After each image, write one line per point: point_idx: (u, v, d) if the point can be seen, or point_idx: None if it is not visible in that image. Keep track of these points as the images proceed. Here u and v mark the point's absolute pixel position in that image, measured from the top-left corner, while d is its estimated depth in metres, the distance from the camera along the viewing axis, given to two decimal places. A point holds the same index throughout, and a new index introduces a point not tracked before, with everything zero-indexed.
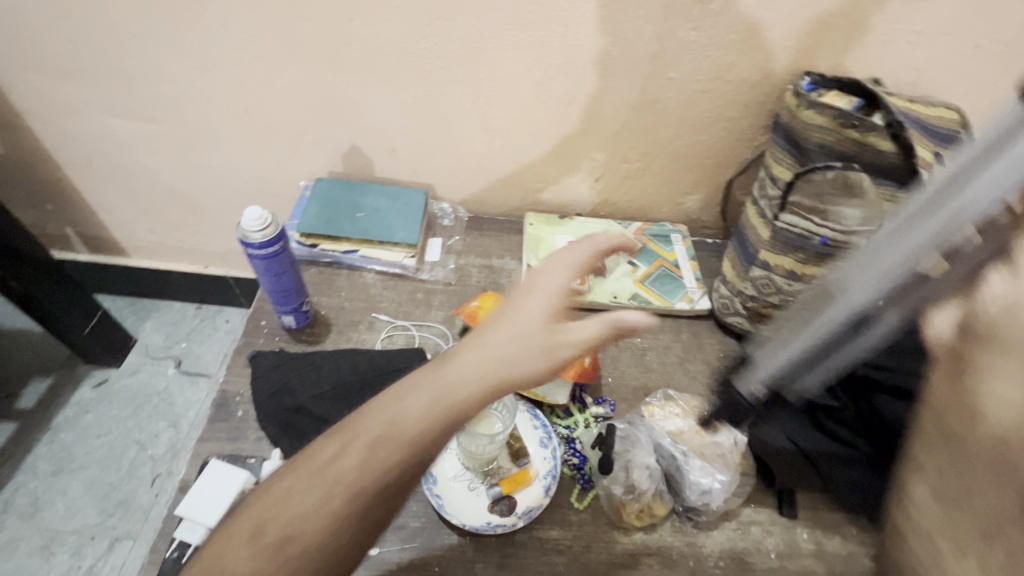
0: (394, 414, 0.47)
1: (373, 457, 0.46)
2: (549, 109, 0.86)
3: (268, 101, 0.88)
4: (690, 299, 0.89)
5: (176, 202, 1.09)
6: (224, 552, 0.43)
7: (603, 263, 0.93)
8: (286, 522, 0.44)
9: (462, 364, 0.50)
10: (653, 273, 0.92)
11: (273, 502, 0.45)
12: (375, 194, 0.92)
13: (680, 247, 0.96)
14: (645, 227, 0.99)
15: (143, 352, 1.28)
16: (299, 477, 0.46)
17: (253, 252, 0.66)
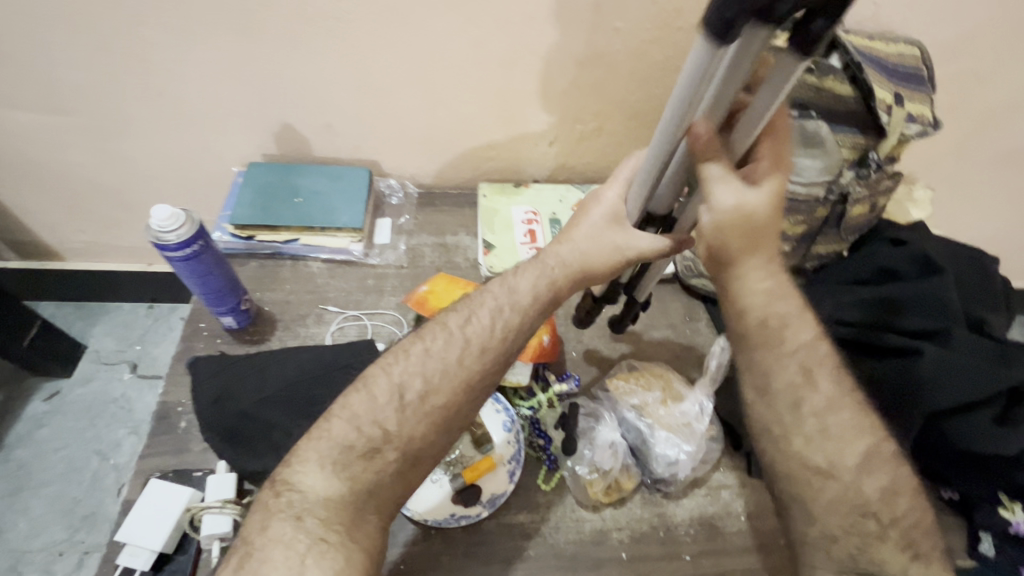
0: (443, 340, 0.57)
1: (433, 375, 0.55)
2: (491, 70, 0.79)
3: (183, 81, 0.80)
4: None
5: (104, 199, 1.01)
6: (301, 474, 0.49)
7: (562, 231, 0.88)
8: (367, 435, 0.51)
9: (493, 298, 0.60)
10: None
11: (345, 420, 0.52)
12: (313, 175, 0.86)
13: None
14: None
15: (94, 358, 1.21)
16: (371, 395, 0.53)
17: (171, 254, 0.60)
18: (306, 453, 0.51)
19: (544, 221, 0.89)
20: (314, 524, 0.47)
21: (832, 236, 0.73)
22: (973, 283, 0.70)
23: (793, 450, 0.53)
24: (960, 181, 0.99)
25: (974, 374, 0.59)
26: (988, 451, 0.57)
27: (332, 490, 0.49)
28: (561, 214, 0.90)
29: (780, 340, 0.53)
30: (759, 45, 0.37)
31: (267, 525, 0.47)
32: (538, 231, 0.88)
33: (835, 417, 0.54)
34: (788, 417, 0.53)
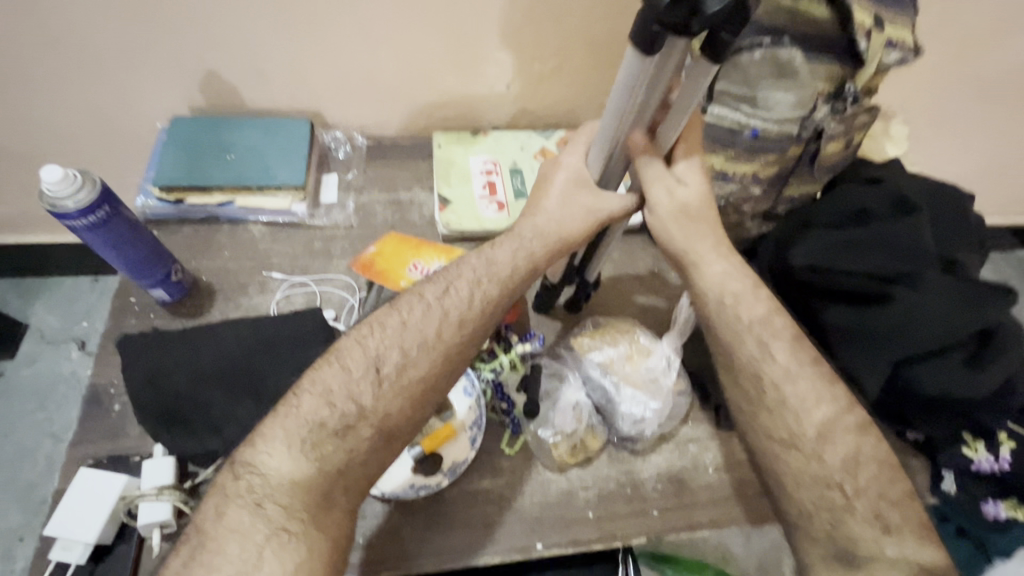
0: (419, 312, 0.53)
1: (408, 350, 0.52)
2: (436, 2, 0.71)
3: (83, 24, 0.70)
4: None
5: (19, 165, 0.91)
6: (264, 457, 0.46)
7: (524, 182, 0.82)
8: (339, 413, 0.48)
9: (473, 265, 0.56)
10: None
11: (314, 396, 0.49)
12: (247, 129, 0.78)
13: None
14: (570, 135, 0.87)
15: (38, 337, 1.14)
16: (343, 371, 0.50)
17: (73, 223, 0.53)
18: (272, 433, 0.47)
19: (504, 171, 0.83)
20: (274, 510, 0.44)
21: (806, 176, 0.70)
22: (948, 223, 0.67)
23: (758, 423, 0.55)
24: (938, 114, 0.95)
25: (942, 319, 0.58)
26: (948, 396, 0.57)
27: (297, 471, 0.46)
28: (523, 163, 0.84)
29: (735, 317, 0.57)
30: (675, 55, 0.41)
31: (223, 511, 0.44)
32: (498, 183, 0.81)
33: (794, 388, 0.55)
34: (751, 391, 0.56)
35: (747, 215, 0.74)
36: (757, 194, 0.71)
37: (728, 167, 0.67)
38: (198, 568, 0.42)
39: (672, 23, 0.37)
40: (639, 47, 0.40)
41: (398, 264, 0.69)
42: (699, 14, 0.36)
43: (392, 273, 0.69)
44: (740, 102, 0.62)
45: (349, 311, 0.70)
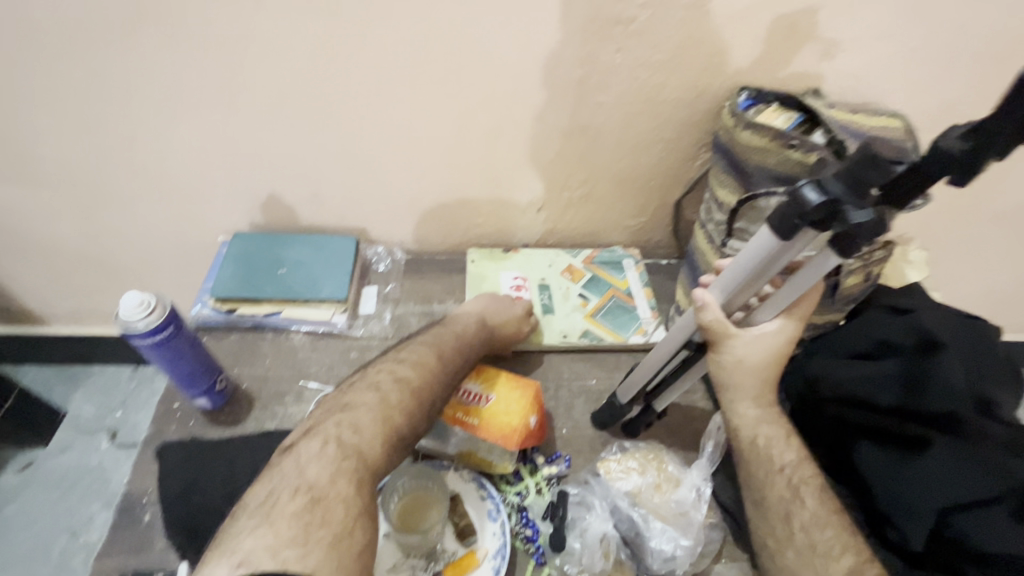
0: (448, 348, 0.69)
1: (444, 377, 0.65)
2: (477, 142, 0.80)
3: (170, 158, 0.80)
4: (645, 332, 0.84)
5: (91, 268, 0.99)
6: (365, 440, 0.55)
7: (551, 298, 0.87)
8: (409, 420, 0.59)
9: (472, 321, 0.75)
10: (605, 305, 0.87)
11: (397, 401, 0.59)
12: (299, 246, 0.85)
13: (633, 273, 0.91)
14: (595, 254, 0.94)
15: (73, 426, 1.17)
16: (414, 388, 0.62)
17: (141, 341, 0.58)
18: (368, 424, 0.56)
19: (533, 286, 0.88)
20: (368, 492, 0.52)
21: (828, 306, 0.73)
22: (981, 357, 0.65)
23: (786, 562, 0.57)
24: (955, 240, 0.97)
25: (985, 469, 0.57)
26: (1005, 552, 0.53)
27: (383, 454, 0.55)
28: (551, 279, 0.90)
29: (768, 460, 0.60)
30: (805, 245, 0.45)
31: (336, 480, 0.51)
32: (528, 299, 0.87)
33: (821, 533, 0.56)
34: (779, 528, 0.58)
35: None
36: None
37: None
38: (317, 518, 0.47)
39: (812, 221, 0.41)
40: (774, 231, 0.45)
41: None
42: (839, 219, 0.40)
43: None
44: None
45: None
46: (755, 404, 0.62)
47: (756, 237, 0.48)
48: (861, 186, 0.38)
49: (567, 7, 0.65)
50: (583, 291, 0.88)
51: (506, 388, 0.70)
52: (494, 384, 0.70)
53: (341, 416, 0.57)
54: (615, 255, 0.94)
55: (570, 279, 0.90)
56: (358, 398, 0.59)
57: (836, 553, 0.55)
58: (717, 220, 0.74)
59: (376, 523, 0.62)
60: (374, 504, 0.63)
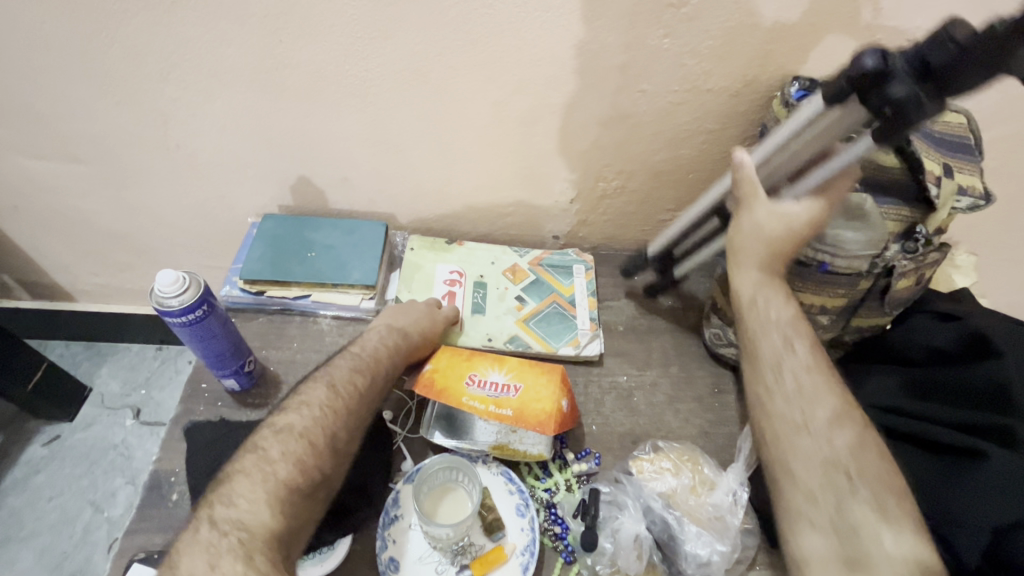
0: (344, 378, 0.62)
1: (345, 419, 0.59)
2: (514, 128, 0.77)
3: (203, 138, 0.79)
4: (577, 344, 0.79)
5: (120, 245, 0.99)
6: (247, 514, 0.50)
7: (485, 297, 0.83)
8: (306, 479, 0.54)
9: (380, 340, 0.68)
10: (542, 311, 0.82)
11: (283, 461, 0.54)
12: (329, 230, 0.84)
13: (580, 280, 0.86)
14: (544, 256, 0.89)
15: (98, 401, 1.19)
16: (306, 441, 0.56)
17: (173, 320, 0.58)
18: (252, 495, 0.51)
19: (469, 283, 0.84)
20: (263, 563, 0.48)
21: (876, 311, 0.69)
22: None
23: (772, 407, 0.61)
24: (1005, 245, 0.93)
25: None
26: None
27: (274, 523, 0.51)
28: (489, 277, 0.85)
29: (764, 316, 0.63)
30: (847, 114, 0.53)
31: (216, 565, 0.47)
32: (460, 296, 0.83)
33: (808, 379, 0.61)
34: (769, 376, 0.62)
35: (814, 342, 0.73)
36: (824, 323, 0.69)
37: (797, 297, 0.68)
38: None
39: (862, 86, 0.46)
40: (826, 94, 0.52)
41: (455, 378, 0.67)
42: (882, 88, 0.45)
43: (448, 389, 0.66)
44: None
45: (406, 412, 0.70)
46: (759, 269, 0.64)
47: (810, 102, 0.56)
48: (920, 62, 0.43)
49: None
50: (520, 294, 0.84)
51: (532, 377, 0.67)
52: (518, 373, 0.68)
53: (219, 489, 0.52)
54: (566, 260, 0.89)
55: (511, 280, 0.85)
56: (238, 463, 0.54)
57: (816, 404, 0.59)
58: None
59: (403, 513, 0.61)
60: (401, 493, 0.62)
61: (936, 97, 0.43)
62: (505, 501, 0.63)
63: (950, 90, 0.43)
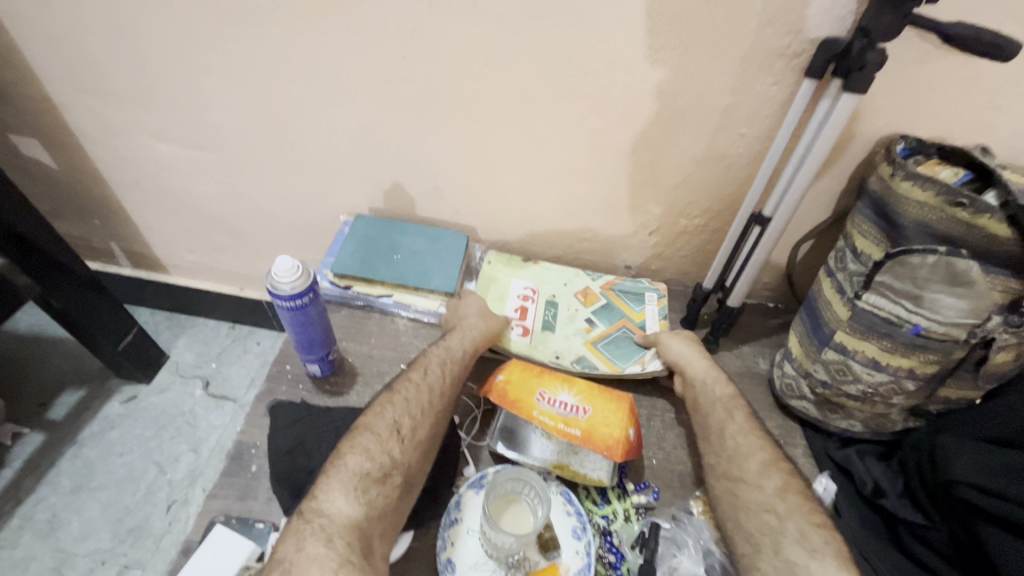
0: (398, 381, 0.67)
1: (405, 411, 0.63)
2: (606, 158, 0.79)
3: (315, 137, 0.85)
4: (645, 364, 0.79)
5: (220, 227, 1.07)
6: (327, 502, 0.55)
7: (556, 316, 0.85)
8: (376, 466, 0.58)
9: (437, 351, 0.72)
10: (611, 334, 0.83)
11: (353, 455, 0.59)
12: (416, 236, 0.88)
13: (651, 307, 0.86)
14: (616, 282, 0.90)
15: (174, 369, 1.27)
16: (371, 433, 0.61)
17: (280, 303, 0.62)
18: (330, 487, 0.57)
19: (540, 301, 0.86)
20: (341, 545, 0.52)
21: (967, 382, 0.67)
22: None
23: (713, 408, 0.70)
24: None
25: None
26: None
27: (356, 511, 0.55)
28: (560, 297, 0.87)
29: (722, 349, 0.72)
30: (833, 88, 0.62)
31: (301, 547, 0.52)
32: (531, 312, 0.84)
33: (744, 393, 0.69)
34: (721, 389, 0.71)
35: (895, 407, 0.70)
36: (910, 389, 0.68)
37: (883, 358, 0.66)
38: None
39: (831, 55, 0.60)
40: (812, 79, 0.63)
41: (526, 392, 0.68)
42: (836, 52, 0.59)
43: (522, 401, 0.67)
44: (901, 297, 0.63)
45: (472, 420, 0.73)
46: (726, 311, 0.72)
47: (796, 102, 0.66)
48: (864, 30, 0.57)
49: (736, 36, 0.64)
50: (590, 316, 0.85)
51: (601, 402, 0.68)
52: (587, 396, 0.69)
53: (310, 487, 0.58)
54: (637, 288, 0.89)
55: (582, 301, 0.87)
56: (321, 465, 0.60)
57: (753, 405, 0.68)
58: (851, 271, 0.69)
59: (462, 517, 0.62)
60: (463, 497, 0.63)
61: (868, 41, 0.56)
62: (564, 522, 0.63)
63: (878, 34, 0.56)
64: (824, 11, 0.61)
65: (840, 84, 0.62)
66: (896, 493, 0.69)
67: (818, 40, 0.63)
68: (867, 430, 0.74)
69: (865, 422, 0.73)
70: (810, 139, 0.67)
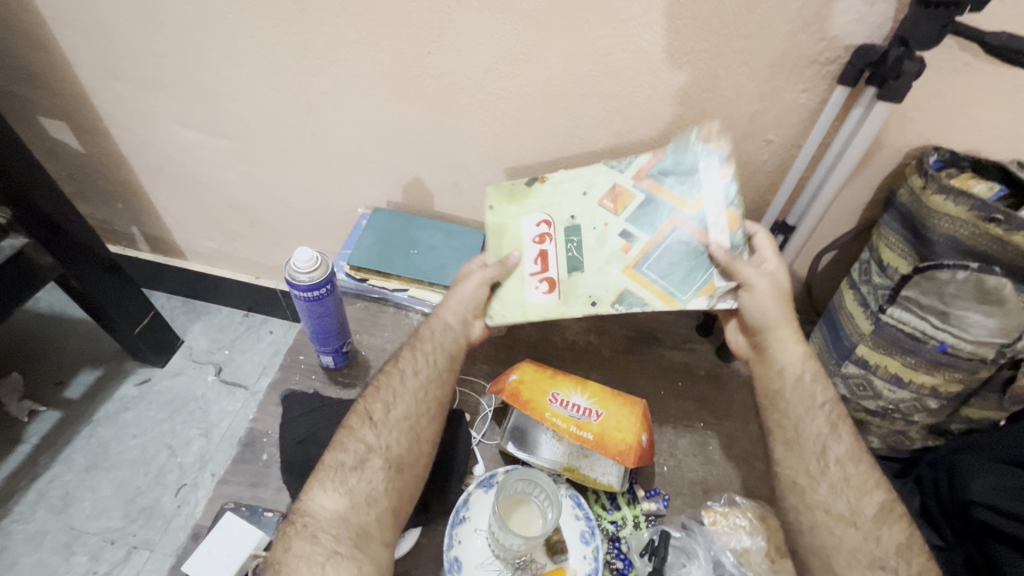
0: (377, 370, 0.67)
1: (379, 400, 0.63)
2: (629, 160, 0.78)
3: (337, 129, 0.85)
4: (711, 293, 0.65)
5: (239, 216, 1.08)
6: (314, 499, 0.56)
7: (580, 246, 0.69)
8: (352, 458, 0.58)
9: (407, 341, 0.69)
10: (661, 242, 0.67)
11: (335, 450, 0.59)
12: (433, 231, 0.88)
13: (713, 179, 0.65)
14: (651, 163, 0.68)
15: (187, 354, 1.28)
16: (344, 427, 0.61)
17: (298, 294, 0.62)
18: (313, 482, 0.58)
19: (559, 232, 0.70)
20: (327, 539, 0.53)
21: (992, 404, 0.65)
22: None
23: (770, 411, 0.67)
24: None
25: None
26: None
27: (342, 505, 0.56)
28: (582, 217, 0.70)
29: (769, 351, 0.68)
30: (866, 95, 0.62)
31: (290, 545, 0.53)
32: (552, 256, 0.70)
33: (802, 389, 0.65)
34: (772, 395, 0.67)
35: (915, 425, 0.69)
36: (932, 407, 0.66)
37: (907, 374, 0.65)
38: None
39: (867, 62, 0.59)
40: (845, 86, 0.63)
41: (539, 393, 0.68)
42: (872, 60, 0.59)
43: (535, 402, 0.67)
44: (927, 312, 0.62)
45: (482, 418, 0.72)
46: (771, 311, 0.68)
47: (826, 111, 0.66)
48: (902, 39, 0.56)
49: (767, 42, 0.63)
50: (624, 227, 0.68)
51: (614, 406, 0.67)
52: (600, 399, 0.68)
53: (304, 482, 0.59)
54: (683, 163, 0.67)
55: (610, 209, 0.69)
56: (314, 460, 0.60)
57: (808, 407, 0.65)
58: (876, 284, 0.67)
59: (471, 516, 0.62)
60: (472, 496, 0.63)
61: (904, 48, 0.56)
62: (572, 526, 0.62)
63: (917, 43, 0.55)
64: (860, 18, 0.59)
65: (873, 93, 0.61)
66: (911, 512, 0.69)
67: (852, 47, 0.62)
68: (885, 447, 0.73)
69: (883, 439, 0.72)
70: (836, 149, 0.66)
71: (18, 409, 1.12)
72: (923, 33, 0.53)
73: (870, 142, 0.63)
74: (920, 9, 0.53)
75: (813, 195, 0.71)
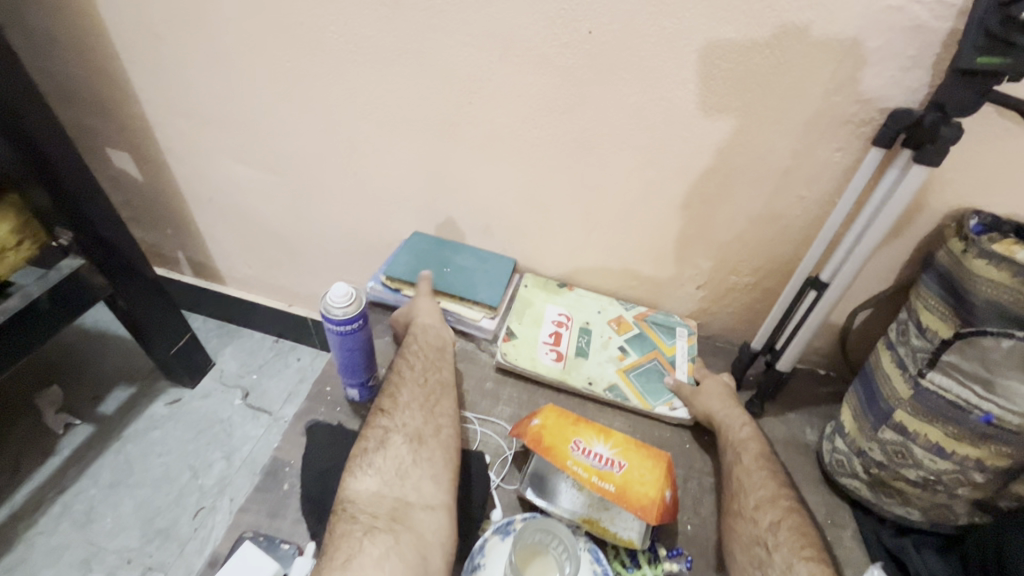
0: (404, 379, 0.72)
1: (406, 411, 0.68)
2: (658, 210, 0.80)
3: (376, 169, 0.89)
4: (672, 404, 0.79)
5: (277, 245, 1.13)
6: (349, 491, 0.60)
7: (589, 342, 0.86)
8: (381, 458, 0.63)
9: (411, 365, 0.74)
10: (643, 364, 0.84)
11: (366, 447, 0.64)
12: (467, 253, 0.90)
13: (683, 342, 0.87)
14: (649, 313, 0.91)
15: (217, 377, 1.32)
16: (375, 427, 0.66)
17: (331, 328, 0.65)
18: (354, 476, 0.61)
19: (574, 327, 0.87)
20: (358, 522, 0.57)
21: None
22: None
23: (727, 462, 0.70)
24: None
25: None
26: None
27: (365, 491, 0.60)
28: (594, 325, 0.88)
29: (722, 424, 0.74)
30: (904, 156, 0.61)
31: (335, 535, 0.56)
32: (565, 338, 0.85)
33: (744, 454, 0.70)
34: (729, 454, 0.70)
35: (959, 498, 0.65)
36: (978, 481, 0.63)
37: (950, 444, 0.62)
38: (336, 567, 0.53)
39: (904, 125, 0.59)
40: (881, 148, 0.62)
41: (561, 440, 0.67)
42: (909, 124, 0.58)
43: (556, 449, 0.66)
44: (970, 380, 0.59)
45: (502, 461, 0.72)
46: (721, 404, 0.76)
47: (861, 170, 0.64)
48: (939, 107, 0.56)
49: (801, 102, 0.64)
50: (623, 344, 0.86)
51: (637, 458, 0.66)
52: (624, 450, 0.67)
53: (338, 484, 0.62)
54: (670, 321, 0.90)
55: (614, 329, 0.88)
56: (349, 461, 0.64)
57: (748, 460, 0.69)
58: (914, 347, 0.65)
59: (486, 564, 0.60)
60: (488, 542, 0.61)
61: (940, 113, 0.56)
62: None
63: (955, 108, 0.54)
64: (895, 82, 0.60)
65: (909, 155, 0.61)
66: None
67: (887, 110, 0.62)
68: (926, 520, 0.68)
69: (924, 511, 0.68)
70: (874, 209, 0.65)
71: (55, 421, 1.17)
72: (959, 99, 0.54)
73: (906, 204, 0.63)
74: (955, 77, 0.53)
75: (846, 253, 0.69)
